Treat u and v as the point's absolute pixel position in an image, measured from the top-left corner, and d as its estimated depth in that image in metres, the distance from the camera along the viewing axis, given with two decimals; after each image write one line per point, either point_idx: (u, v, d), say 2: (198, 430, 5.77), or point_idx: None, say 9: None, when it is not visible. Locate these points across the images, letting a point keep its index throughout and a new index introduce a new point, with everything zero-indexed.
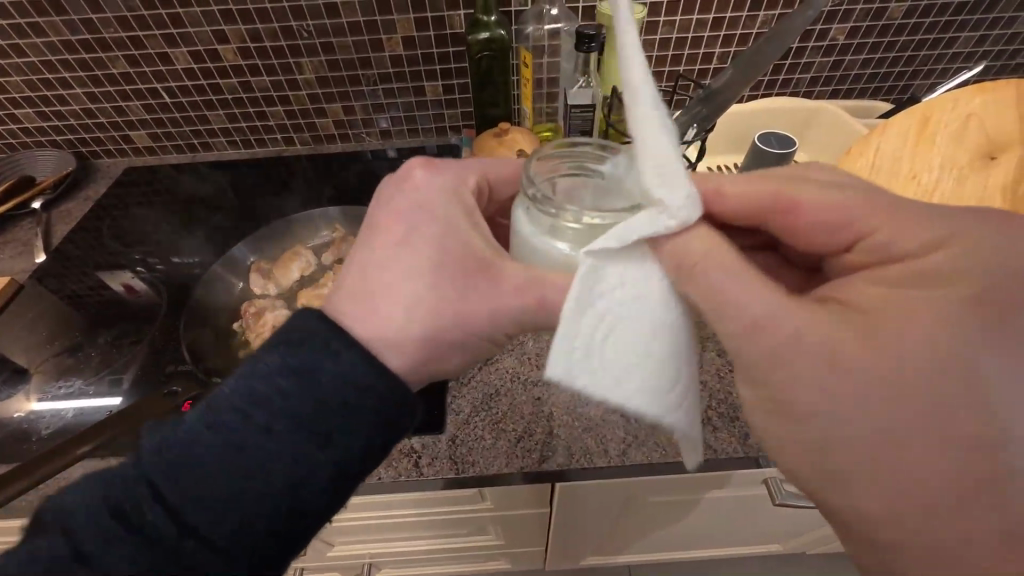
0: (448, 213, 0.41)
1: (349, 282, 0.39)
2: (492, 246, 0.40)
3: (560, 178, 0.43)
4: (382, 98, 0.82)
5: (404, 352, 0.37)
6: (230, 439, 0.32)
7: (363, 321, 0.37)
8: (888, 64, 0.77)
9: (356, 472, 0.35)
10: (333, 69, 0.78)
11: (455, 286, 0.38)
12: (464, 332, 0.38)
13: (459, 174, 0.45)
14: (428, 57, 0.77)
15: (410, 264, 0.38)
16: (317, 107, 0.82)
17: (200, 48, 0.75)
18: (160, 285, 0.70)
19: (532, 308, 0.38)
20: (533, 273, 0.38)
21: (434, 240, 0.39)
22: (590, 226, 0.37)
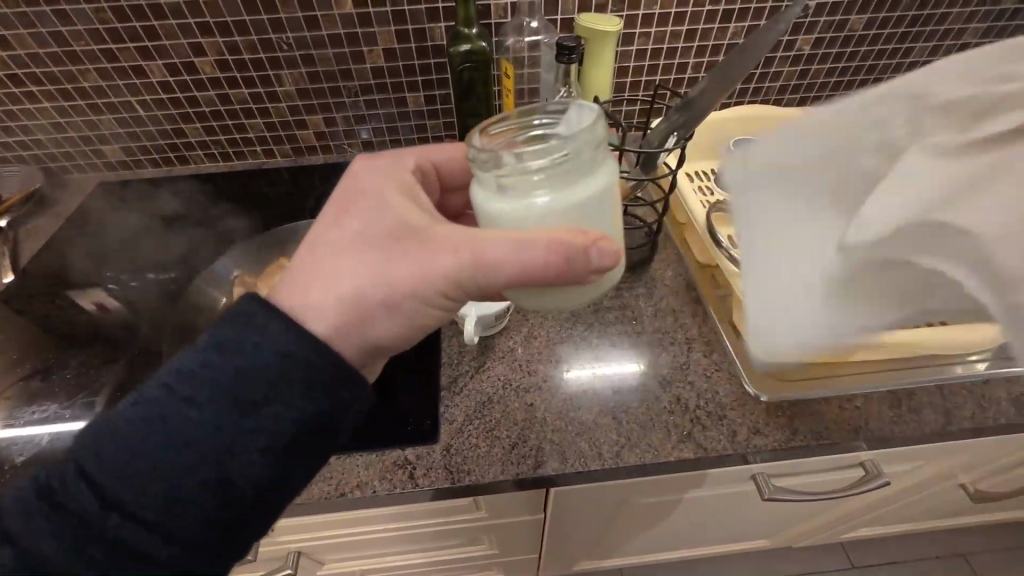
0: (379, 186, 0.43)
1: (300, 261, 0.40)
2: (428, 217, 0.41)
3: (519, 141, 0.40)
4: (364, 109, 0.82)
5: (337, 313, 0.37)
6: (152, 412, 0.33)
7: (299, 290, 0.38)
8: (851, 73, 0.81)
9: (293, 444, 0.34)
10: (314, 81, 0.78)
11: (388, 251, 0.38)
12: (392, 295, 0.38)
13: (398, 157, 0.48)
14: (410, 69, 0.77)
15: (337, 233, 0.40)
16: (297, 118, 0.82)
17: (176, 61, 0.74)
18: (136, 304, 0.68)
19: (471, 264, 0.37)
20: (466, 236, 0.38)
21: (364, 210, 0.41)
22: (548, 167, 0.36)
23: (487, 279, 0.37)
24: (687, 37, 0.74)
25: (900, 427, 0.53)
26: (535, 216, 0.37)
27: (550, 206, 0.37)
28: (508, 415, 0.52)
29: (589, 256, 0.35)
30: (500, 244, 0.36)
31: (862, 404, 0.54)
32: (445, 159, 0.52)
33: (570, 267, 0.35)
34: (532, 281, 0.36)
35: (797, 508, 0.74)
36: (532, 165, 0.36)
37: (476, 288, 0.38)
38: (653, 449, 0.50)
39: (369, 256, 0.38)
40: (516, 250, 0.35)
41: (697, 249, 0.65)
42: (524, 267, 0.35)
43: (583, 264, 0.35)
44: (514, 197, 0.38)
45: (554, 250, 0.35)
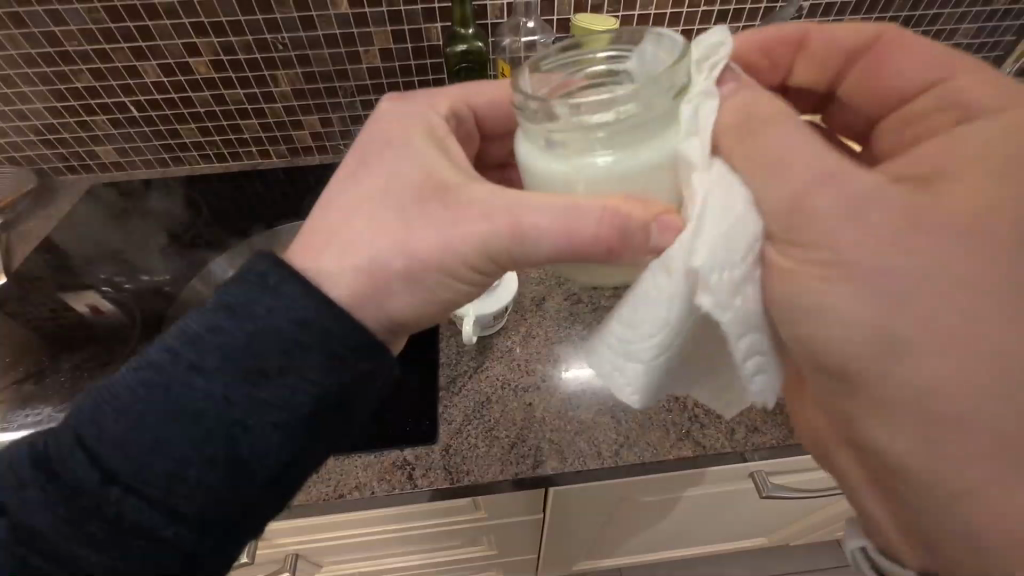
0: (412, 138, 0.42)
1: (321, 221, 0.39)
2: (458, 169, 0.40)
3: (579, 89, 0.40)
4: (361, 109, 0.81)
5: (344, 286, 0.37)
6: (156, 380, 0.32)
7: (311, 254, 0.38)
8: None
9: (307, 420, 0.34)
10: (310, 81, 0.77)
11: (412, 210, 0.38)
12: (412, 265, 0.37)
13: (428, 101, 0.48)
14: (406, 70, 0.77)
15: (364, 187, 0.40)
16: (293, 119, 0.81)
17: (171, 61, 0.73)
18: (132, 306, 0.68)
19: (506, 232, 0.36)
20: (502, 198, 0.37)
21: (390, 164, 0.40)
22: (619, 119, 0.33)
23: (522, 249, 0.36)
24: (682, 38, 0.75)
25: None
26: (588, 177, 0.35)
27: (607, 168, 0.35)
28: (507, 414, 0.52)
29: (648, 232, 0.33)
30: (544, 213, 0.35)
31: None
32: (484, 104, 0.51)
33: (623, 237, 0.33)
34: (573, 252, 0.35)
35: (795, 506, 0.75)
36: (591, 117, 0.34)
37: (505, 255, 0.37)
38: (652, 448, 0.50)
39: (394, 216, 0.38)
40: (562, 217, 0.35)
41: None
42: (567, 233, 0.35)
43: (640, 240, 0.33)
44: (566, 155, 0.36)
45: (607, 220, 0.34)
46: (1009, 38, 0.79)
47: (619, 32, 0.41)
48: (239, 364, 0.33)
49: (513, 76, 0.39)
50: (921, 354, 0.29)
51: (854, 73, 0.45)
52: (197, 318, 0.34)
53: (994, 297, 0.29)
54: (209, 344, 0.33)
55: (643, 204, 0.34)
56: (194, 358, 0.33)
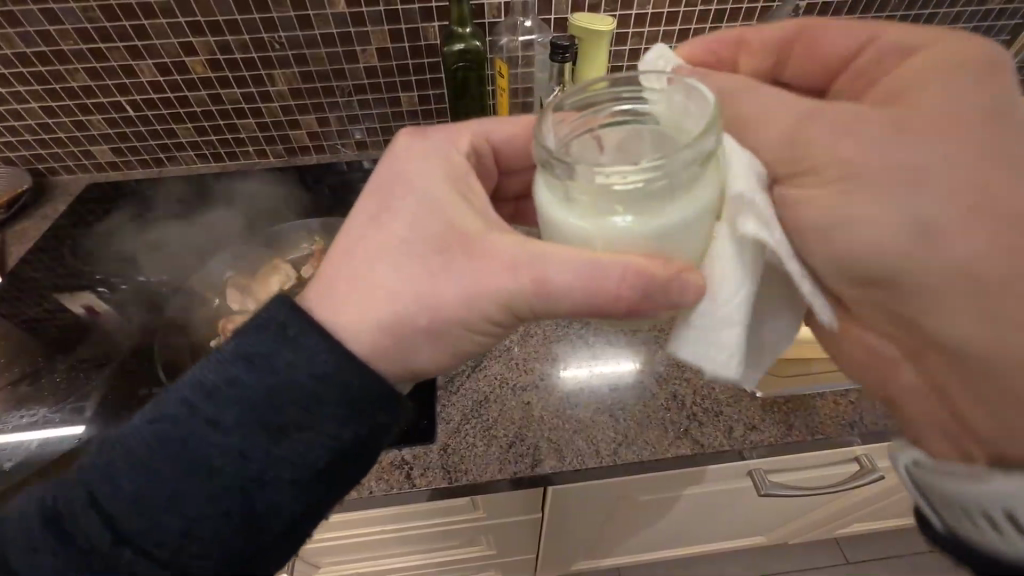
0: (433, 187, 0.41)
1: (338, 267, 0.39)
2: (480, 221, 0.39)
3: (604, 128, 0.40)
4: (358, 109, 0.81)
5: (366, 340, 0.36)
6: (174, 437, 0.32)
7: (330, 302, 0.37)
8: None
9: (321, 473, 0.34)
10: (306, 81, 0.77)
11: (432, 265, 0.37)
12: (436, 321, 0.37)
13: (447, 136, 0.47)
14: (403, 68, 0.77)
15: (388, 239, 0.38)
16: (290, 119, 0.81)
17: (167, 61, 0.73)
18: (127, 307, 0.67)
19: (530, 287, 0.35)
20: (527, 249, 0.36)
21: (414, 215, 0.39)
22: (639, 187, 0.32)
23: (537, 305, 0.36)
24: (680, 37, 0.75)
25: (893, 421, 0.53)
26: (611, 237, 0.34)
27: (630, 229, 0.34)
28: (504, 414, 0.52)
29: (671, 288, 0.34)
30: (569, 271, 0.34)
31: (855, 398, 0.54)
32: (503, 137, 0.50)
33: (647, 298, 0.34)
34: (596, 308, 0.35)
35: (793, 504, 0.75)
36: (616, 183, 0.32)
37: (524, 311, 0.37)
38: (651, 447, 0.50)
39: (416, 268, 0.37)
40: (588, 276, 0.34)
41: None
42: (593, 293, 0.34)
43: (663, 292, 0.34)
44: (587, 213, 0.34)
45: (630, 278, 0.33)
46: (1003, 38, 0.80)
47: (645, 72, 0.38)
48: (259, 416, 0.33)
49: (535, 121, 0.36)
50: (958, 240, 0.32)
51: (792, 59, 0.47)
52: (214, 368, 0.34)
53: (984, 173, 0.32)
54: (228, 400, 0.33)
55: (664, 261, 0.34)
56: (211, 412, 0.33)
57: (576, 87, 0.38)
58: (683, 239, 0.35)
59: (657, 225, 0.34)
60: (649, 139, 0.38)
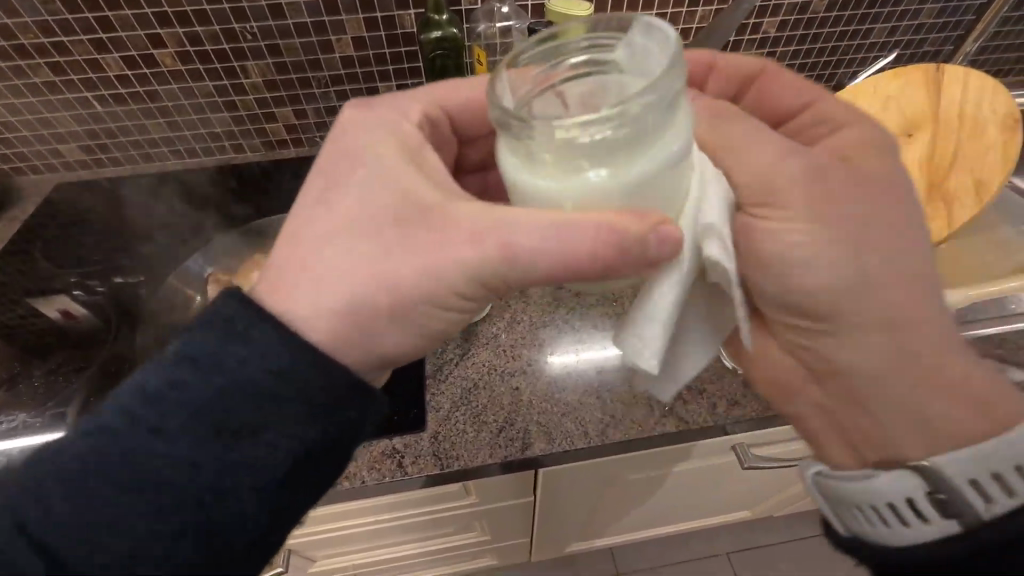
0: (381, 166, 0.39)
1: (289, 263, 0.38)
2: (435, 191, 0.38)
3: (567, 85, 0.39)
4: (335, 100, 0.80)
5: (323, 328, 0.36)
6: (115, 448, 0.31)
7: (284, 292, 0.36)
8: (815, 54, 0.83)
9: (283, 476, 0.34)
10: (281, 72, 0.76)
11: (389, 241, 0.36)
12: (396, 298, 0.37)
13: (393, 110, 0.46)
14: (381, 57, 0.76)
15: (336, 227, 0.37)
16: (265, 111, 0.80)
17: (134, 54, 0.71)
18: (106, 310, 0.66)
19: (495, 257, 0.35)
20: (488, 216, 0.35)
21: (364, 192, 0.38)
22: (607, 136, 0.30)
23: (505, 268, 0.35)
24: (657, 21, 0.75)
25: None
26: (585, 195, 0.33)
27: (604, 183, 0.32)
28: (494, 400, 0.52)
29: (647, 245, 0.32)
30: (533, 232, 0.34)
31: None
32: (459, 107, 0.51)
33: (623, 253, 0.32)
34: (575, 270, 0.34)
35: (776, 477, 0.77)
36: (577, 138, 0.30)
37: (493, 279, 0.36)
38: (638, 424, 0.52)
39: (375, 245, 0.36)
40: (556, 230, 0.33)
41: None
42: (562, 253, 0.33)
43: (637, 250, 0.32)
44: (554, 171, 0.33)
45: (603, 235, 0.32)
46: (970, 19, 0.81)
47: (609, 20, 0.38)
48: (207, 420, 0.32)
49: (490, 80, 0.37)
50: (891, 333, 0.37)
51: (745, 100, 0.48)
52: (155, 374, 0.33)
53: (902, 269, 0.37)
54: (173, 407, 0.32)
55: (638, 214, 0.33)
56: (156, 421, 0.32)
57: (534, 43, 0.39)
58: (664, 187, 0.33)
59: (630, 172, 0.32)
60: (612, 91, 0.38)
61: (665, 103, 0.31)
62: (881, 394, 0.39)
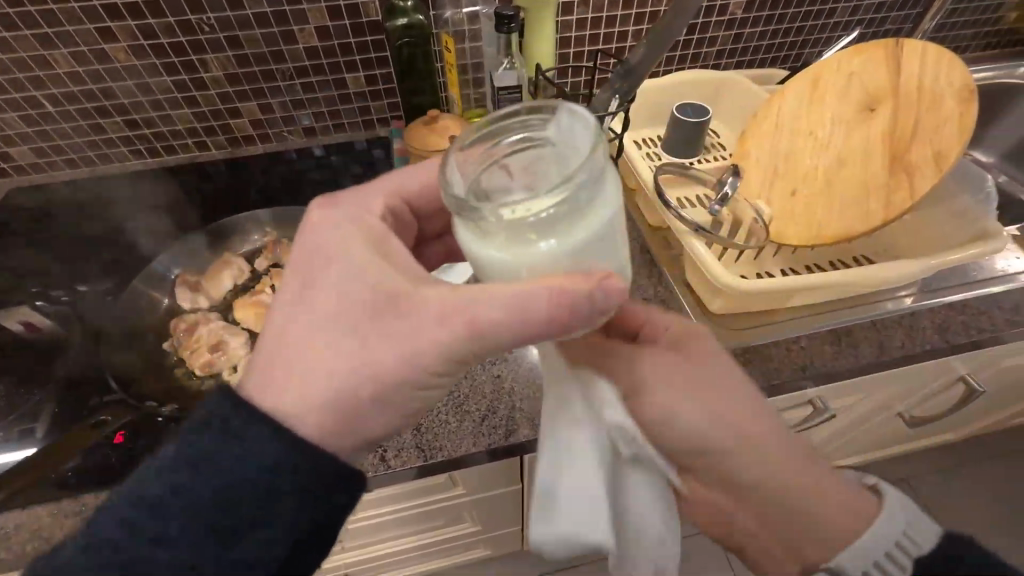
0: (352, 255, 0.38)
1: (267, 366, 0.36)
2: (408, 278, 0.38)
3: (505, 159, 0.39)
4: (302, 93, 0.78)
5: (312, 422, 0.34)
6: (110, 558, 0.30)
7: (267, 393, 0.35)
8: (781, 35, 0.85)
9: (283, 561, 0.34)
10: (243, 65, 0.73)
11: (367, 330, 0.35)
12: (379, 387, 0.35)
13: (361, 204, 0.45)
14: (347, 47, 0.74)
15: (311, 323, 0.36)
16: (229, 106, 0.77)
17: (84, 49, 0.67)
18: (70, 319, 0.64)
19: (468, 333, 0.34)
20: (459, 296, 0.35)
21: (337, 288, 0.37)
22: (551, 209, 0.32)
23: (483, 344, 0.35)
24: (625, 4, 0.74)
25: (840, 361, 0.55)
26: (537, 261, 0.34)
27: (552, 251, 0.34)
28: (475, 390, 0.52)
29: (593, 299, 0.33)
30: (499, 305, 0.33)
31: (806, 344, 0.56)
32: (415, 189, 0.49)
33: (574, 315, 0.33)
34: (537, 336, 0.34)
35: None
36: (526, 217, 0.32)
37: (472, 355, 0.36)
38: None
39: (349, 338, 0.35)
40: (517, 307, 0.33)
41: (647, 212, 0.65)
42: (525, 326, 0.33)
43: (583, 309, 0.33)
44: (509, 246, 0.34)
45: (554, 300, 0.33)
46: None
47: (534, 103, 0.39)
48: (206, 523, 0.32)
49: (438, 169, 0.37)
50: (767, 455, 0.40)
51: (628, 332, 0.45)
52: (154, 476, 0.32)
53: (754, 414, 0.40)
54: (171, 511, 0.31)
55: (585, 271, 0.34)
56: (156, 528, 0.31)
57: (474, 125, 0.39)
58: (603, 246, 0.36)
59: (570, 242, 0.34)
60: (547, 161, 0.38)
61: (594, 175, 0.33)
62: (806, 511, 0.40)
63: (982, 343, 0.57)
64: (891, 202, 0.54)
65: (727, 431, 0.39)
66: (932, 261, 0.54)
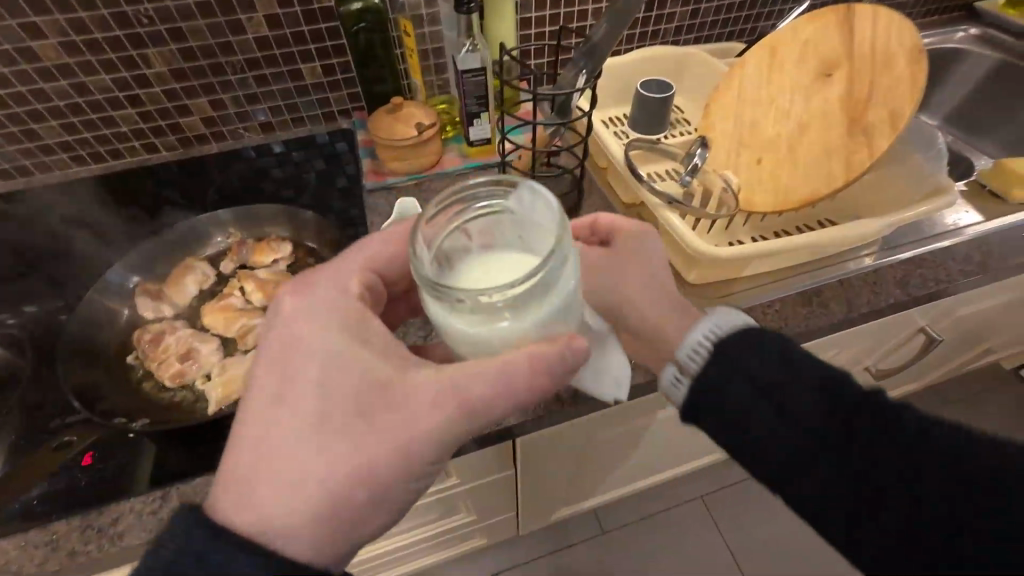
0: (331, 347, 0.37)
1: (247, 480, 0.34)
2: (392, 361, 0.37)
3: (469, 227, 0.39)
4: (255, 86, 0.74)
5: (306, 535, 0.33)
6: None
7: (251, 511, 0.33)
8: (736, 9, 0.86)
9: None
10: (189, 59, 0.69)
11: (356, 429, 0.34)
12: (375, 487, 0.35)
13: (328, 280, 0.42)
14: (300, 36, 0.71)
15: (295, 427, 0.34)
16: (177, 104, 0.73)
17: (9, 48, 0.62)
18: (23, 340, 0.60)
19: (459, 414, 0.35)
20: (447, 377, 0.35)
21: (318, 384, 0.35)
22: (522, 293, 0.32)
23: (472, 423, 0.36)
24: None
25: (813, 320, 0.56)
26: (505, 336, 0.35)
27: (518, 328, 0.34)
28: None
29: (563, 358, 0.36)
30: (484, 379, 0.35)
31: (780, 306, 0.57)
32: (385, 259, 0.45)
33: (550, 375, 0.35)
34: (520, 405, 0.36)
35: None
36: (497, 302, 0.31)
37: (466, 434, 0.36)
38: None
39: (337, 442, 0.34)
40: (500, 381, 0.35)
41: (620, 190, 0.65)
42: (508, 393, 0.35)
43: (558, 364, 0.35)
44: (478, 324, 0.33)
45: (532, 367, 0.35)
46: None
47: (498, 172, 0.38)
48: None
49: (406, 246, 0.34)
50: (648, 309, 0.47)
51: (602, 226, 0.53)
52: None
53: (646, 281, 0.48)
54: None
55: (551, 339, 0.36)
56: None
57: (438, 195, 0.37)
58: (567, 314, 0.37)
59: (540, 319, 0.34)
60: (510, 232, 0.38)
61: (563, 257, 0.33)
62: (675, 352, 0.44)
63: (940, 293, 0.60)
64: (853, 162, 0.55)
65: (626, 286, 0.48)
66: (893, 217, 0.56)
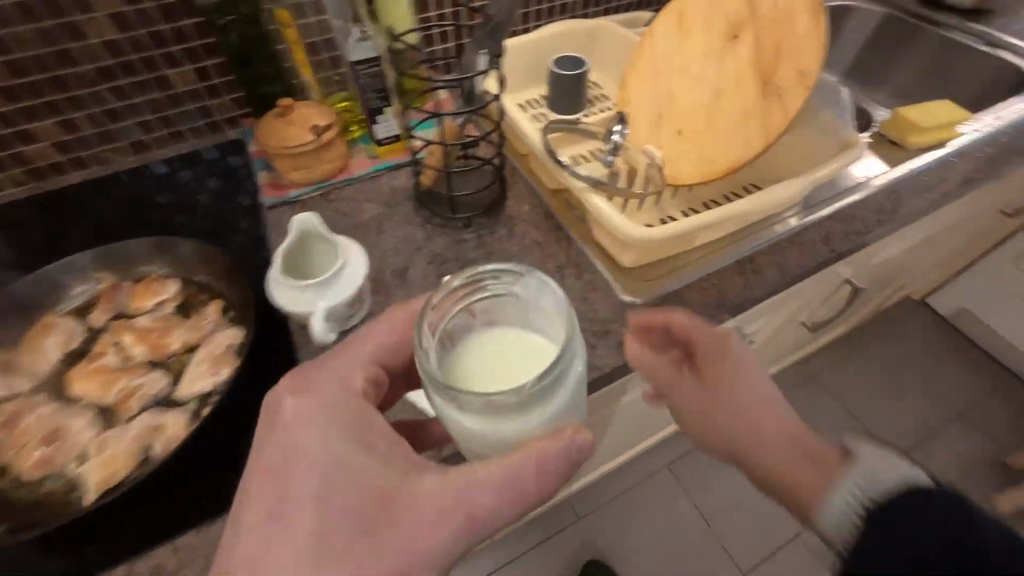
0: (336, 458, 0.35)
1: None
2: (392, 467, 0.35)
3: (475, 309, 0.37)
4: (113, 100, 0.63)
5: None
6: None
7: None
8: None
9: None
10: (18, 75, 0.58)
11: (353, 551, 0.32)
12: None
13: (321, 373, 0.39)
14: (158, 37, 0.61)
15: (288, 556, 0.32)
16: (14, 130, 0.61)
17: None
18: None
19: (465, 526, 0.33)
20: (453, 485, 0.34)
21: (315, 500, 0.33)
22: (529, 395, 0.31)
23: (480, 532, 0.34)
24: None
25: (749, 291, 0.56)
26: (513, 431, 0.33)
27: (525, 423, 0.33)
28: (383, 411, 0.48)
29: (572, 458, 0.33)
30: (489, 486, 0.33)
31: (716, 280, 0.56)
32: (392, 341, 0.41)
33: (557, 475, 0.33)
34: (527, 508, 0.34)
35: None
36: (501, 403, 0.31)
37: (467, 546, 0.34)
38: None
39: (336, 571, 0.31)
40: (508, 491, 0.33)
41: (545, 177, 0.61)
42: (516, 501, 0.33)
43: (566, 467, 0.33)
44: (487, 422, 0.32)
45: (541, 474, 0.33)
46: None
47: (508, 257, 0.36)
48: None
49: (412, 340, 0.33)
50: (771, 452, 0.40)
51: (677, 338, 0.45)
52: None
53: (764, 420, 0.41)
54: None
55: (555, 430, 0.34)
56: None
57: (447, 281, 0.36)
58: (573, 403, 0.35)
59: (547, 413, 0.33)
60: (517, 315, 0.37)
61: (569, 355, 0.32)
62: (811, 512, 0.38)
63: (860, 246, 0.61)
64: (769, 126, 0.54)
65: (742, 426, 0.41)
66: (810, 176, 0.56)
